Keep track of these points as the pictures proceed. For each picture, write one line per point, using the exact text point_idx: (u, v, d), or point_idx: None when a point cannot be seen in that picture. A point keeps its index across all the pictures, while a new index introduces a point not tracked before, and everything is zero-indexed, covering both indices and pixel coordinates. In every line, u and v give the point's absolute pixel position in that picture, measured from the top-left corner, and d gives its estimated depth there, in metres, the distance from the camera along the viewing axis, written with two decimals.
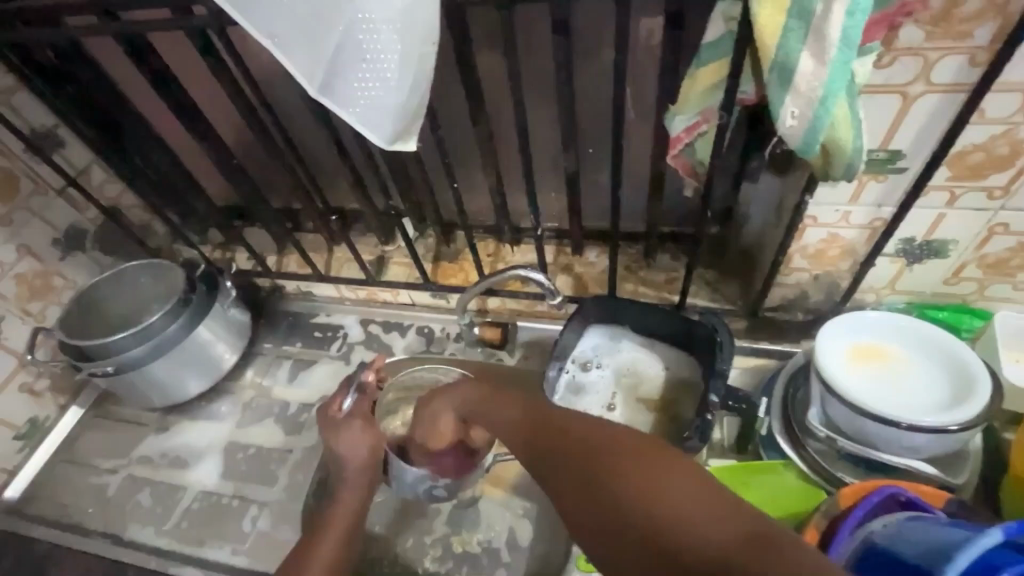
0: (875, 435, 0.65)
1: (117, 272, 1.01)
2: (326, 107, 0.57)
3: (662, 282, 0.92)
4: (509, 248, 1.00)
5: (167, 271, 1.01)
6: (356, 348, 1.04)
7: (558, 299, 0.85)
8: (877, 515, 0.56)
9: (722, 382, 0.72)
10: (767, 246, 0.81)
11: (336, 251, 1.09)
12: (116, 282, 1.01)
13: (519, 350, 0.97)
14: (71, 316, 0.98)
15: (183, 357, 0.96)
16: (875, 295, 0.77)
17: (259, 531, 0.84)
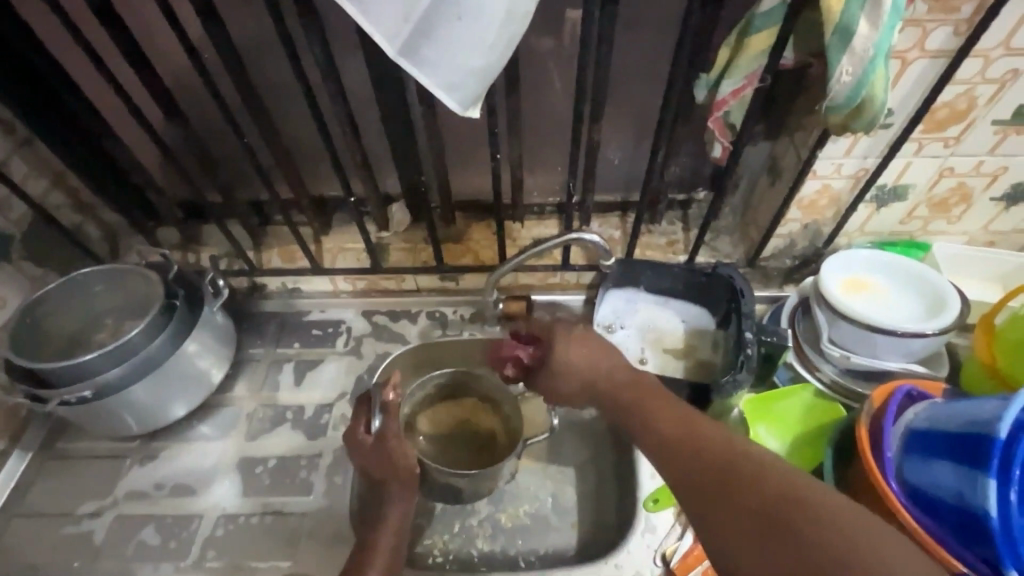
0: (881, 346, 0.78)
1: (72, 282, 0.85)
2: (408, 72, 0.55)
3: (666, 245, 1.00)
4: (518, 224, 1.00)
5: (134, 277, 0.87)
6: (364, 341, 0.98)
7: (609, 261, 0.90)
8: (903, 407, 0.68)
9: (752, 320, 0.81)
10: (759, 203, 0.93)
11: (327, 241, 1.02)
12: (68, 294, 0.85)
13: (538, 323, 0.98)
14: (14, 337, 0.81)
15: (171, 373, 0.84)
16: (847, 238, 0.92)
17: (305, 544, 0.78)
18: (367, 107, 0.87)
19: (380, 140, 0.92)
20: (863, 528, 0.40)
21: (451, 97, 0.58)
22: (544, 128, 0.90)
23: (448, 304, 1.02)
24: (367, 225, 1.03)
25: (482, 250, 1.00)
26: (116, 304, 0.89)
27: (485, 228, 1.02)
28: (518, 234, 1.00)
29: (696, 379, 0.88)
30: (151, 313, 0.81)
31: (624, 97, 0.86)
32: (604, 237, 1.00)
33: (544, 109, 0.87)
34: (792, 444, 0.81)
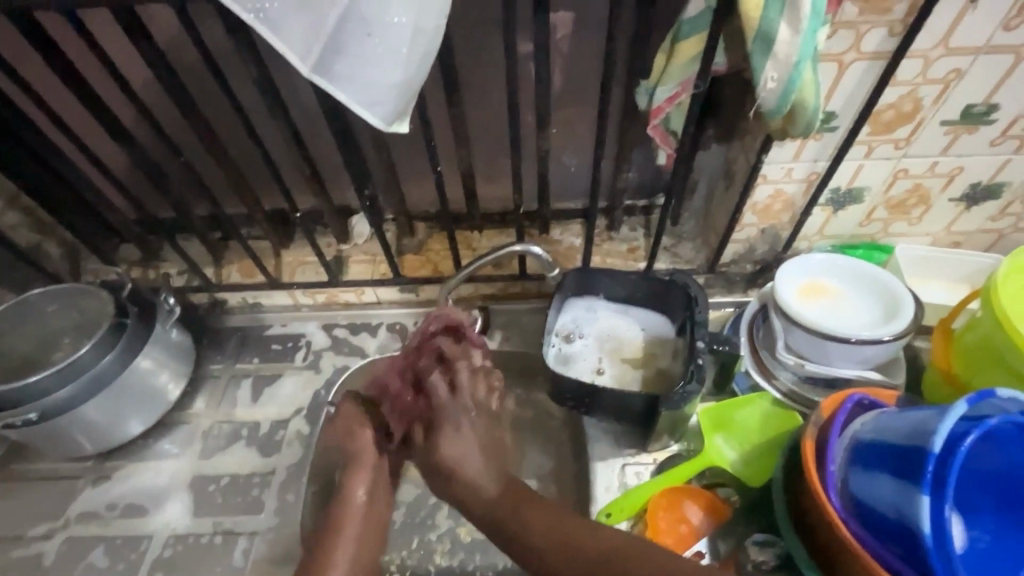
0: (835, 354, 0.77)
1: (24, 300, 0.86)
2: (323, 89, 0.55)
3: (626, 252, 0.98)
4: (476, 233, 0.99)
5: (86, 294, 0.86)
6: (324, 355, 0.98)
7: (556, 272, 0.89)
8: (853, 416, 0.66)
9: (705, 329, 0.80)
10: (717, 208, 0.91)
11: (286, 255, 1.02)
12: (22, 314, 0.86)
13: (498, 333, 0.98)
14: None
15: (123, 392, 0.84)
16: (808, 242, 0.90)
17: (255, 563, 0.77)
18: (316, 121, 0.87)
19: (332, 154, 0.92)
20: None
21: (371, 113, 0.57)
22: (495, 138, 0.89)
23: (409, 316, 1.01)
24: (327, 238, 1.02)
25: (441, 262, 0.99)
26: (68, 321, 0.88)
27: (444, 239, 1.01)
28: (477, 244, 0.99)
29: (652, 390, 0.87)
30: (99, 332, 0.80)
31: (574, 104, 0.85)
32: (563, 245, 0.99)
33: (493, 119, 0.87)
34: (747, 453, 0.79)
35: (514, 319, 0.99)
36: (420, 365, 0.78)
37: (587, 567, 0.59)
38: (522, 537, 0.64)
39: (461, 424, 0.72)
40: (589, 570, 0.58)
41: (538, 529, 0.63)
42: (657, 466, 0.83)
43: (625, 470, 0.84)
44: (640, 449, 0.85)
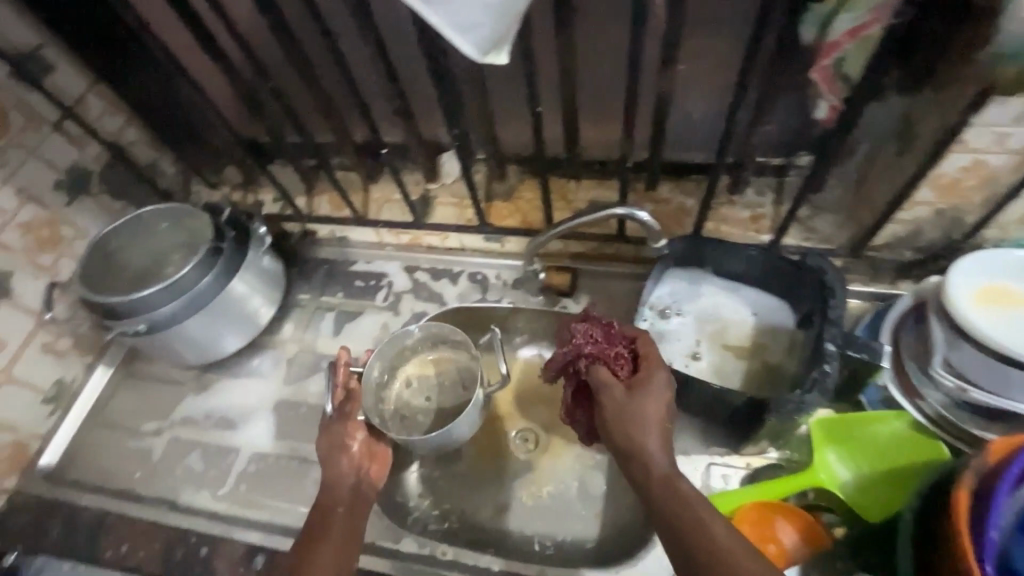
0: (1018, 384, 0.60)
1: (138, 217, 0.89)
2: (415, 8, 0.48)
3: (747, 220, 0.83)
4: (573, 183, 0.90)
5: (191, 216, 0.90)
6: (404, 297, 0.96)
7: (661, 244, 0.77)
8: None
9: (837, 329, 0.66)
10: (877, 177, 0.72)
11: (374, 191, 0.98)
12: (137, 229, 0.91)
13: (585, 297, 0.89)
14: (86, 267, 0.87)
15: (219, 312, 0.87)
16: (999, 232, 0.70)
17: None
18: (410, 44, 0.78)
19: (425, 85, 0.84)
20: None
21: (463, 40, 0.49)
22: (606, 73, 0.76)
23: (491, 267, 0.95)
24: (414, 175, 0.97)
25: (531, 212, 0.92)
26: (178, 239, 0.93)
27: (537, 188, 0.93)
28: (572, 195, 0.90)
29: (751, 387, 0.75)
30: (200, 253, 0.83)
31: (712, 35, 0.69)
32: (671, 206, 0.86)
33: (608, 51, 0.73)
34: (863, 479, 0.68)
35: (604, 284, 0.89)
36: (612, 350, 0.67)
37: (691, 542, 0.52)
38: (657, 498, 0.56)
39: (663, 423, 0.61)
40: (693, 547, 0.52)
41: (687, 511, 0.54)
42: (749, 473, 0.73)
43: (711, 471, 0.74)
44: (731, 451, 0.74)
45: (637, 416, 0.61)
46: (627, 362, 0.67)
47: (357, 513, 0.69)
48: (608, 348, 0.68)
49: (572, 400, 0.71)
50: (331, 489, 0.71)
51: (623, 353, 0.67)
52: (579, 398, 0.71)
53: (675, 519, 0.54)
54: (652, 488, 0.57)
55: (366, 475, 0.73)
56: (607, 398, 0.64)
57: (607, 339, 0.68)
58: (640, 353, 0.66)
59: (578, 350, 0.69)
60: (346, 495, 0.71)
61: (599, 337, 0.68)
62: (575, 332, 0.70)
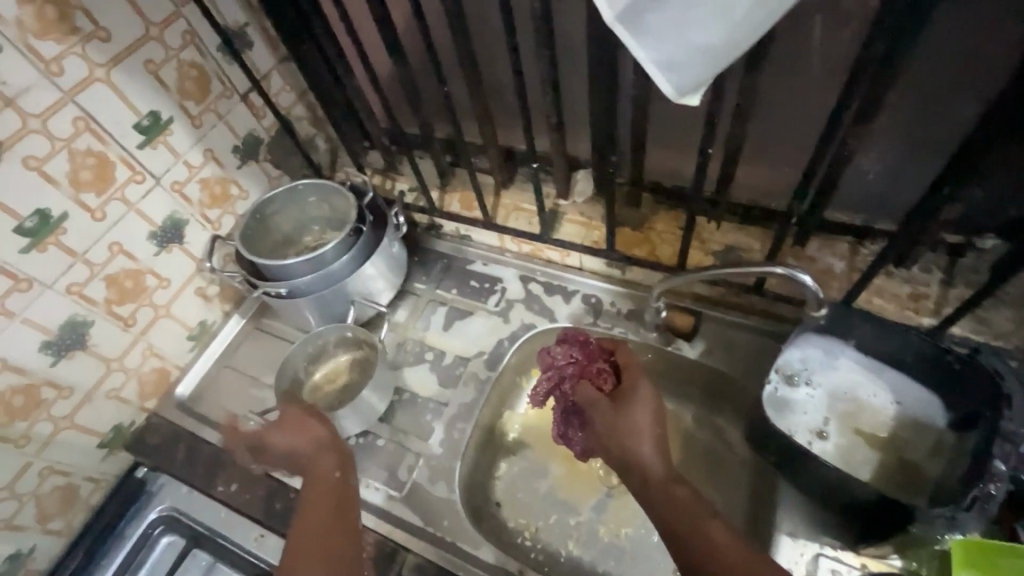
0: None
1: (294, 188, 0.96)
2: (622, 40, 0.46)
3: (907, 298, 0.75)
4: (712, 225, 0.86)
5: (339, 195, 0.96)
6: (515, 306, 0.97)
7: (822, 312, 0.69)
8: None
9: (1011, 448, 0.58)
10: None
11: (504, 197, 1.00)
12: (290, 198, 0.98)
13: (702, 343, 0.85)
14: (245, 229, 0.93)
15: (348, 289, 0.93)
16: None
17: (417, 481, 0.83)
18: (577, 63, 0.78)
19: (581, 104, 0.84)
20: None
21: (666, 79, 0.47)
22: (781, 121, 0.72)
23: (608, 293, 0.94)
24: (548, 189, 0.98)
25: (662, 246, 0.89)
26: (324, 211, 1.01)
27: (672, 221, 0.90)
28: (708, 236, 0.86)
29: (884, 485, 0.68)
30: (343, 233, 0.89)
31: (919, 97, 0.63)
32: (818, 266, 0.80)
33: (787, 99, 0.69)
34: None
35: (727, 334, 0.84)
36: (592, 368, 0.74)
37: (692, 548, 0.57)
38: (656, 505, 0.61)
39: (653, 430, 0.66)
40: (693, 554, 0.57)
41: (682, 514, 0.59)
42: None
43: (819, 560, 0.69)
44: (846, 546, 0.69)
45: (628, 430, 0.67)
46: (612, 375, 0.73)
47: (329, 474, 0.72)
48: (590, 365, 0.75)
49: (565, 416, 0.79)
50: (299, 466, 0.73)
51: (604, 367, 0.73)
52: (571, 416, 0.78)
53: (676, 525, 0.59)
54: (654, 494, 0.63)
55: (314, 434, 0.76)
56: (597, 415, 0.70)
57: (585, 355, 0.75)
58: (620, 364, 0.73)
59: (564, 368, 0.77)
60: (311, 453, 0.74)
61: (579, 356, 0.76)
62: (556, 355, 0.77)
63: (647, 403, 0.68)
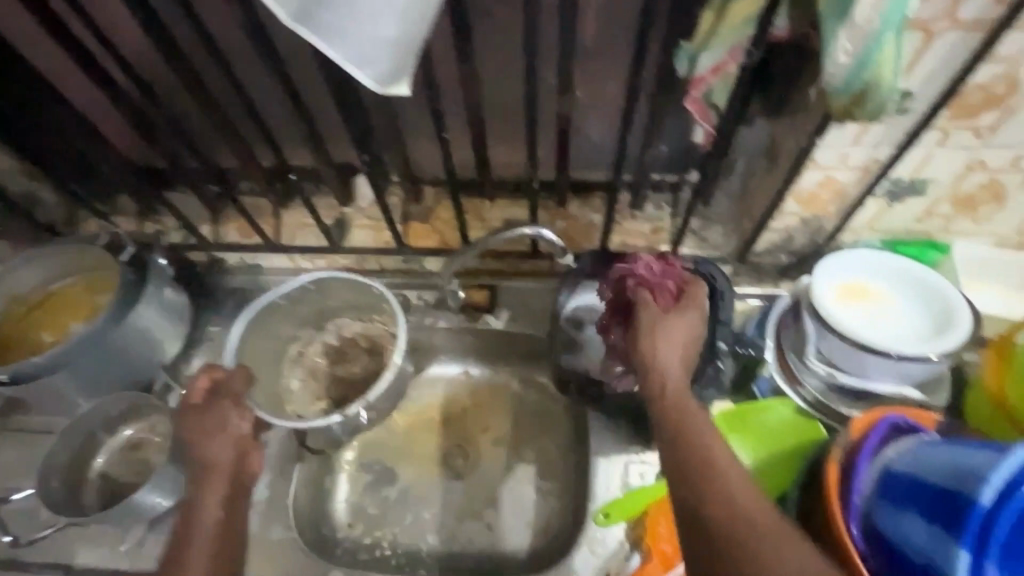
0: (872, 366, 0.70)
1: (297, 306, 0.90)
2: (307, 40, 0.48)
3: (649, 233, 0.90)
4: (486, 203, 0.92)
5: (320, 285, 0.86)
6: (323, 323, 0.94)
7: (568, 257, 0.82)
8: (887, 442, 0.61)
9: (728, 330, 0.73)
10: (755, 193, 0.82)
11: (286, 216, 0.96)
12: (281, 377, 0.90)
13: (505, 312, 0.92)
14: (256, 341, 0.85)
15: (116, 351, 0.81)
16: (853, 236, 0.81)
17: (246, 533, 0.76)
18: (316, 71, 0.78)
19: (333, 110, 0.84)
20: None
21: (363, 72, 0.49)
22: (513, 102, 0.81)
23: (413, 289, 0.95)
24: (327, 200, 0.95)
25: (447, 232, 0.94)
26: (357, 328, 0.92)
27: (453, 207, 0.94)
28: (487, 215, 0.93)
29: None
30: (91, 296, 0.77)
31: (605, 66, 0.76)
32: (580, 221, 0.91)
33: (509, 82, 0.78)
34: (761, 461, 0.74)
35: (524, 298, 0.92)
36: (659, 283, 0.66)
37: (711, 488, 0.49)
38: (681, 422, 0.54)
39: (683, 345, 0.61)
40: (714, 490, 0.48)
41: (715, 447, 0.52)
42: (664, 467, 0.77)
43: (628, 468, 0.78)
44: (646, 448, 0.79)
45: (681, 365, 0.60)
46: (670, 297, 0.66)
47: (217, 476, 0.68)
48: (660, 279, 0.67)
49: (605, 323, 0.71)
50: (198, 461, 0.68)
51: (670, 287, 0.66)
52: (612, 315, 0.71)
53: (694, 456, 0.51)
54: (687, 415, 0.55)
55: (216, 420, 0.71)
56: (677, 324, 0.62)
57: (660, 271, 0.68)
58: (687, 292, 0.66)
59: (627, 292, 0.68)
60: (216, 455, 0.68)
61: (657, 268, 0.68)
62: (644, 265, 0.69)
63: (686, 325, 0.62)
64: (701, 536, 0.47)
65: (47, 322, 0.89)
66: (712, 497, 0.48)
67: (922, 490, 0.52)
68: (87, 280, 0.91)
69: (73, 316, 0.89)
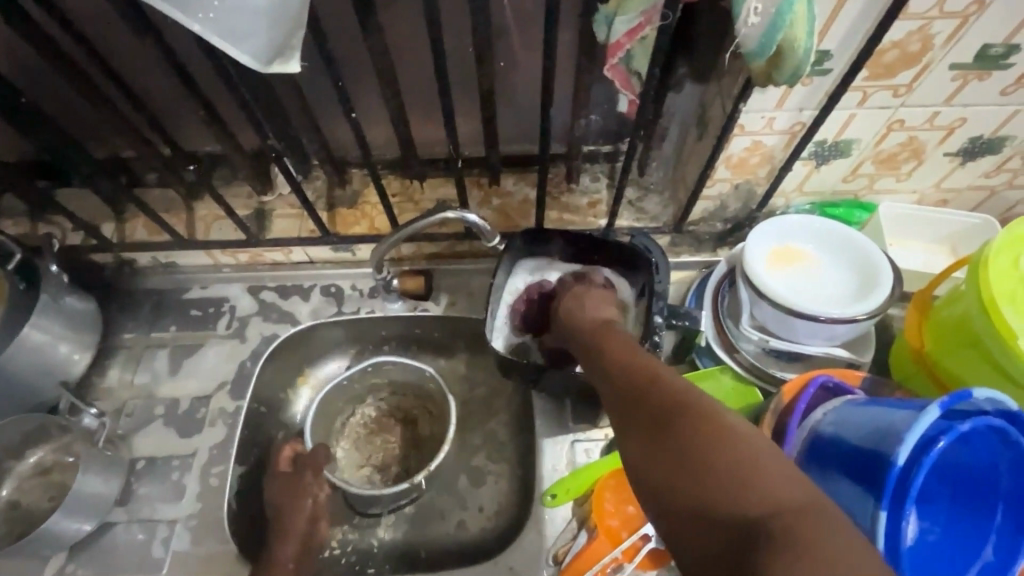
0: (803, 330, 0.70)
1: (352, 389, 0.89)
2: (165, 13, 0.43)
3: (586, 206, 0.87)
4: (417, 183, 0.88)
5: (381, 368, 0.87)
6: (250, 321, 0.88)
7: (496, 240, 0.78)
8: (815, 404, 0.62)
9: (664, 302, 0.73)
10: (688, 161, 0.80)
11: (199, 209, 0.89)
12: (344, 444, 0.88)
13: (444, 297, 0.88)
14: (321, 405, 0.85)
15: (11, 369, 0.74)
16: (784, 199, 0.81)
17: (177, 552, 0.71)
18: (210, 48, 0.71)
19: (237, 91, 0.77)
20: (760, 463, 0.39)
21: (237, 48, 0.45)
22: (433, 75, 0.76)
23: (345, 278, 0.90)
24: (243, 189, 0.89)
25: (378, 217, 0.88)
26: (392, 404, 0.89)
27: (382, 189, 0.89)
28: (419, 196, 0.88)
29: None
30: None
31: (526, 33, 0.72)
32: (516, 198, 0.88)
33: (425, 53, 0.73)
34: None
35: (463, 281, 0.89)
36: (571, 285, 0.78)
37: (647, 402, 0.48)
38: (626, 364, 0.56)
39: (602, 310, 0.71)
40: (649, 404, 0.48)
41: (654, 372, 0.52)
42: (608, 442, 0.77)
43: (575, 447, 0.77)
44: (591, 425, 0.78)
45: (590, 327, 0.67)
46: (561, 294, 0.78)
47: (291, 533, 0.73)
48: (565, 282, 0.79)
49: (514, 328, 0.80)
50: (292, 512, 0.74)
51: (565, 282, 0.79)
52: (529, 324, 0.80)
53: (635, 385, 0.52)
54: (633, 358, 0.57)
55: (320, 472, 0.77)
56: (574, 309, 0.72)
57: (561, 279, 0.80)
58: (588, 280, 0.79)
59: (559, 295, 0.78)
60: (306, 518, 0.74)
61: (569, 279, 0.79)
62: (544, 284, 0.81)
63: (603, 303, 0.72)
64: (654, 454, 0.44)
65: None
66: (643, 408, 0.48)
67: (847, 451, 0.53)
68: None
69: None
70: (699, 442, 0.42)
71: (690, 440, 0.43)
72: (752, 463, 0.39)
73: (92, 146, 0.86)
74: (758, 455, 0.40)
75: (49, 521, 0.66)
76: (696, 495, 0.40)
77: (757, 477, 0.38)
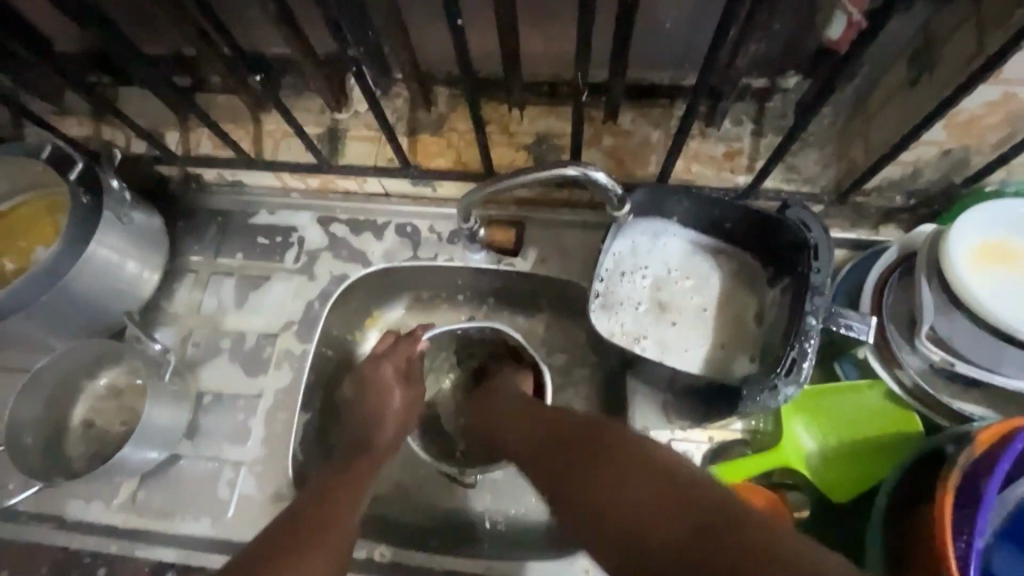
0: (1007, 358, 0.54)
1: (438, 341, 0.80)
2: None
3: (723, 158, 0.69)
4: (516, 111, 0.73)
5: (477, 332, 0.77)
6: (320, 257, 0.79)
7: (624, 207, 0.63)
8: (1016, 464, 0.47)
9: (822, 300, 0.57)
10: (881, 110, 0.61)
11: (268, 122, 0.78)
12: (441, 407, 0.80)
13: (533, 252, 0.76)
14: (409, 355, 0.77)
15: (80, 289, 0.70)
16: (1005, 174, 0.61)
17: (242, 496, 0.69)
18: None
19: None
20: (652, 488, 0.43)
21: None
22: None
23: (423, 217, 0.79)
24: (315, 102, 0.77)
25: (466, 149, 0.75)
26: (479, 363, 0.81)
27: (485, 116, 0.74)
28: (516, 128, 0.73)
29: (719, 365, 0.67)
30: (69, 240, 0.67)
31: None
32: (635, 139, 0.71)
33: None
34: (829, 449, 0.63)
35: (556, 234, 0.76)
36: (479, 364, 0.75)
37: (568, 441, 0.51)
38: (529, 426, 0.58)
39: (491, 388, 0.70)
40: (566, 445, 0.51)
41: (568, 423, 0.54)
42: (712, 448, 0.66)
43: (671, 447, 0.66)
44: (694, 425, 0.66)
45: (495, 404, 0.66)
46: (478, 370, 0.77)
47: (374, 454, 0.66)
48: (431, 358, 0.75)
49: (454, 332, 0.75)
50: (374, 429, 0.68)
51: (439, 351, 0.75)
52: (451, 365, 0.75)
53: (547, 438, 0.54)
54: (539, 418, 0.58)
55: (403, 397, 0.71)
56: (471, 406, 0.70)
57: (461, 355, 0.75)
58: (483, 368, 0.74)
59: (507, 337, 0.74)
60: (388, 438, 0.68)
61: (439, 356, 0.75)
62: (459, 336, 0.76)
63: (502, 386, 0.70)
64: (570, 487, 0.48)
65: (6, 247, 0.77)
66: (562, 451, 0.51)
67: None
68: (47, 197, 0.78)
69: (50, 231, 0.76)
70: (573, 483, 0.48)
71: (586, 484, 0.47)
72: (622, 486, 0.45)
73: (151, 40, 0.75)
74: (655, 488, 0.43)
75: (122, 453, 0.64)
76: (615, 510, 0.43)
77: (644, 503, 0.43)
